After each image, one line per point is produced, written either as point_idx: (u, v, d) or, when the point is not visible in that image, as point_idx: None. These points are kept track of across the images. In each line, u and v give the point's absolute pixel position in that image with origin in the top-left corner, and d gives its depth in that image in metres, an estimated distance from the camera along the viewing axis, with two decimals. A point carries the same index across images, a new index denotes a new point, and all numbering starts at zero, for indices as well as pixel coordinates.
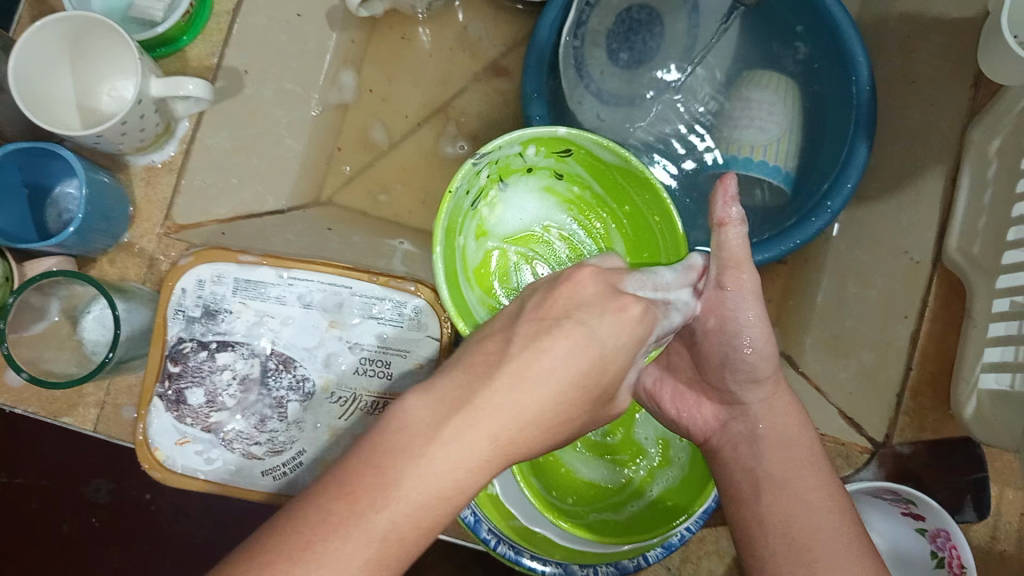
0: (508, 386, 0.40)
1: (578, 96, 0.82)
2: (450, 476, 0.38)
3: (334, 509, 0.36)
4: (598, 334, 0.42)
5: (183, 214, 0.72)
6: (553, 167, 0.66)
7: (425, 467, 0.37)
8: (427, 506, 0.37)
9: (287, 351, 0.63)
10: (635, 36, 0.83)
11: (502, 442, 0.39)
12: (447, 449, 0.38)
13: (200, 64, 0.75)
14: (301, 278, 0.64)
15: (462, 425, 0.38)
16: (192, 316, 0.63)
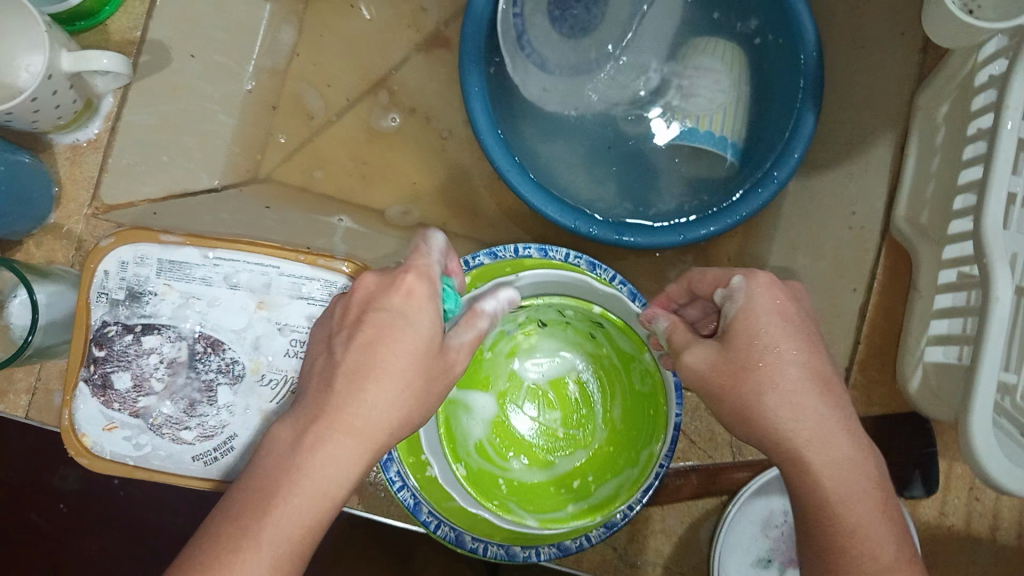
0: (358, 404, 0.43)
1: (520, 68, 0.80)
2: (326, 484, 0.42)
3: (224, 527, 0.41)
4: (411, 319, 0.45)
5: (110, 193, 0.71)
6: (587, 328, 0.66)
7: (309, 475, 0.42)
8: (309, 515, 0.42)
9: (215, 334, 0.62)
10: (577, 3, 0.81)
11: (383, 428, 0.44)
12: (316, 453, 0.42)
13: (123, 38, 0.73)
14: (227, 258, 0.62)
15: (326, 437, 0.42)
16: (115, 299, 0.61)
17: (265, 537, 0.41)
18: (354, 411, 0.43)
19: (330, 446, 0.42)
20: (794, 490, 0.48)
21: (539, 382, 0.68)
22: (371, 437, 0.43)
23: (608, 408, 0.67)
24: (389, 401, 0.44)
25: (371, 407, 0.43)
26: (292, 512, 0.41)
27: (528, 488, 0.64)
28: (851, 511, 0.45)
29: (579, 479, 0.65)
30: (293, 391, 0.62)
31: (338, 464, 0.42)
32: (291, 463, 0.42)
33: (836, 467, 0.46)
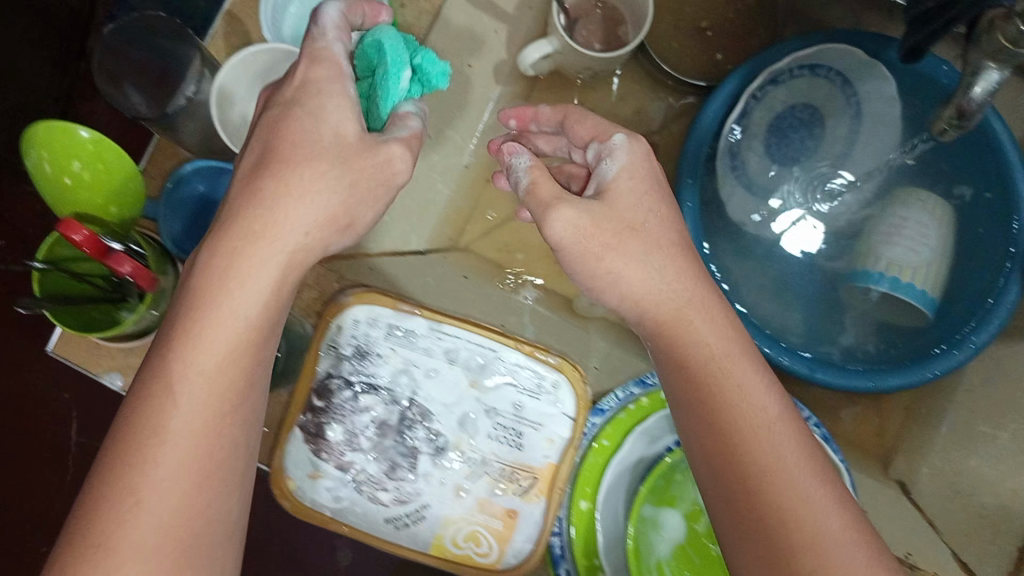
0: (263, 254, 0.47)
1: (729, 188, 0.82)
2: (212, 356, 0.45)
3: (147, 390, 0.44)
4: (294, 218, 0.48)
5: (336, 244, 0.74)
6: None
7: (212, 329, 0.45)
8: (206, 393, 0.45)
9: (426, 404, 0.64)
10: (794, 133, 0.82)
11: (253, 318, 0.47)
12: (244, 297, 0.46)
13: None
14: (451, 333, 0.65)
15: (249, 262, 0.46)
16: (342, 354, 0.64)
17: (186, 405, 0.44)
18: (232, 282, 0.46)
19: (230, 313, 0.46)
20: (735, 481, 0.48)
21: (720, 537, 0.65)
22: (236, 312, 0.46)
23: None
24: (307, 218, 0.48)
25: (286, 228, 0.48)
26: (204, 364, 0.45)
27: None
28: (791, 475, 0.47)
29: None
30: (489, 474, 0.64)
31: (224, 342, 0.46)
32: (187, 305, 0.46)
33: (747, 412, 0.50)
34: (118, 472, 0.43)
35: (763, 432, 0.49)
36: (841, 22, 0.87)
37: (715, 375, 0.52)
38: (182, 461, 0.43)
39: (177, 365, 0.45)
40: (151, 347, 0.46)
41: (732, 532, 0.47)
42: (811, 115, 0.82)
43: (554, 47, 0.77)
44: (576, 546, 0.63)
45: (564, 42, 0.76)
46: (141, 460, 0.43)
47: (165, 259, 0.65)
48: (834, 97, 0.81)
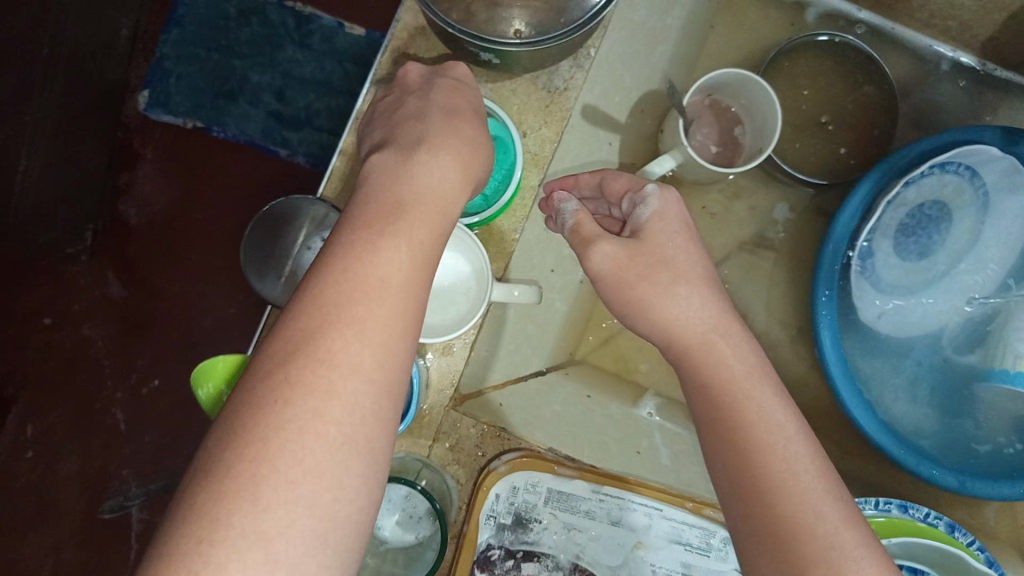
0: (378, 255, 0.47)
1: (862, 291, 0.81)
2: (358, 346, 0.43)
3: (272, 362, 0.42)
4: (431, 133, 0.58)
5: (468, 382, 0.72)
6: None
7: (331, 345, 0.43)
8: (367, 356, 0.44)
9: (592, 569, 0.61)
10: (924, 232, 0.80)
11: (392, 310, 0.46)
12: (383, 252, 0.47)
13: (505, 237, 0.71)
14: (612, 495, 0.62)
15: (389, 241, 0.48)
16: (502, 523, 0.61)
17: (312, 396, 0.41)
18: (365, 256, 0.46)
19: (376, 279, 0.46)
20: (734, 467, 0.47)
21: None
22: (389, 276, 0.47)
23: None
24: (401, 251, 0.48)
25: (367, 282, 0.46)
26: (334, 408, 0.41)
27: None
28: (821, 522, 0.44)
29: None
30: None
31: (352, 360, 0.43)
32: (308, 330, 0.43)
33: (779, 475, 0.45)
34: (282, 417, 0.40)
35: (809, 494, 0.45)
36: (960, 113, 0.84)
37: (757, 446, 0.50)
38: (309, 451, 0.40)
39: (320, 313, 0.44)
40: (263, 358, 0.43)
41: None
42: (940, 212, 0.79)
43: (676, 162, 0.74)
44: None
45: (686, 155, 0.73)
46: (281, 427, 0.40)
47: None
48: (960, 190, 0.78)
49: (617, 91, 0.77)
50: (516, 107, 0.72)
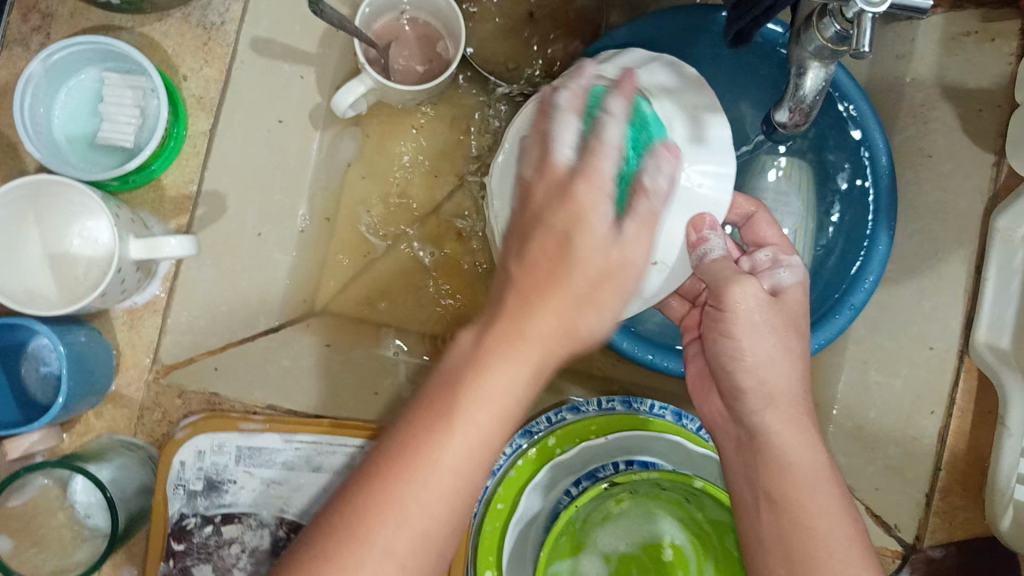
0: (541, 324, 0.45)
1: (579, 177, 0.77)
2: (468, 449, 0.43)
3: (382, 489, 0.42)
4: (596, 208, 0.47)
5: (170, 354, 0.67)
6: (683, 497, 0.62)
7: (470, 410, 0.43)
8: (463, 464, 0.43)
9: (298, 520, 0.59)
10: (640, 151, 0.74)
11: (509, 400, 0.44)
12: (509, 361, 0.44)
13: (178, 193, 0.68)
14: (308, 441, 0.59)
15: (503, 356, 0.44)
16: (193, 490, 0.58)
17: (439, 459, 0.43)
18: (521, 332, 0.44)
19: (481, 401, 0.43)
20: (776, 489, 0.55)
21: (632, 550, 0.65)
22: (546, 344, 0.45)
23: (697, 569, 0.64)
24: (552, 319, 0.45)
25: (433, 485, 0.42)
26: (417, 505, 0.42)
27: None
28: (818, 522, 0.53)
29: None
30: None
31: (492, 410, 0.44)
32: (365, 514, 0.42)
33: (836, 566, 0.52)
34: (354, 551, 0.41)
35: (817, 515, 0.53)
36: None
37: (768, 445, 0.57)
38: (411, 515, 0.42)
39: (420, 451, 0.43)
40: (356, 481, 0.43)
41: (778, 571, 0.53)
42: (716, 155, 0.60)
43: (367, 86, 0.71)
44: None
45: (376, 79, 0.70)
46: (401, 501, 0.42)
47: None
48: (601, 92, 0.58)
49: (294, 19, 0.72)
50: (171, 50, 0.69)
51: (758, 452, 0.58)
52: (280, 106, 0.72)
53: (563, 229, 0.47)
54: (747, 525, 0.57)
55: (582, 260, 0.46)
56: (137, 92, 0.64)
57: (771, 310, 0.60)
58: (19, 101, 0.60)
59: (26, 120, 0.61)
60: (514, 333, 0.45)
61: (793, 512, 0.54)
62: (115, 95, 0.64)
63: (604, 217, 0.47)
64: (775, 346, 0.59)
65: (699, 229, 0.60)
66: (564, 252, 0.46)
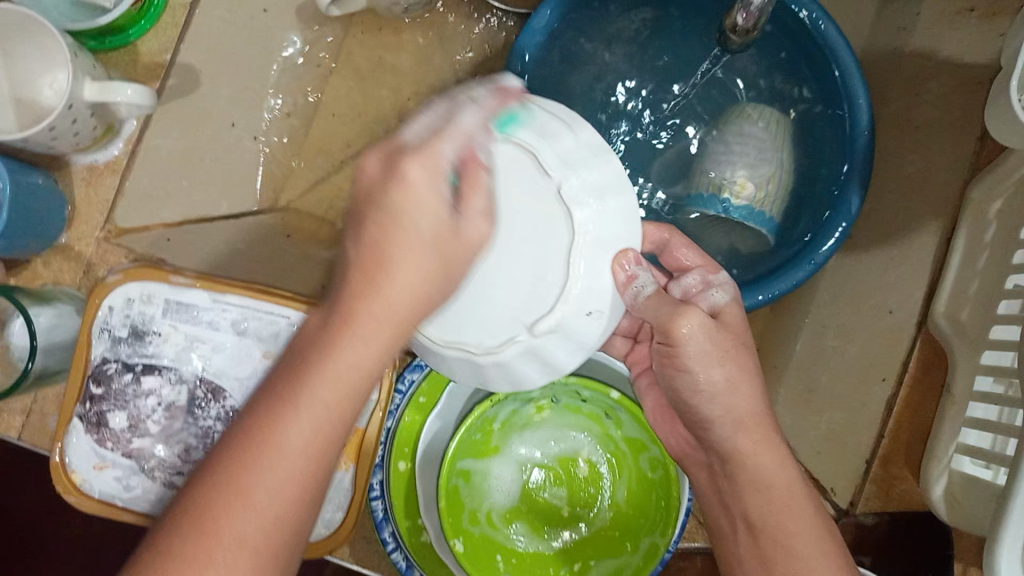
0: (392, 285, 0.36)
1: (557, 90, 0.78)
2: (320, 423, 0.36)
3: (207, 490, 0.34)
4: (421, 208, 0.37)
5: (125, 217, 0.68)
6: (604, 409, 0.64)
7: (307, 396, 0.35)
8: (306, 445, 0.35)
9: (217, 380, 0.60)
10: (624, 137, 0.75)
11: (386, 333, 0.37)
12: (395, 285, 0.36)
13: (152, 61, 0.69)
14: (236, 304, 0.60)
15: (357, 336, 0.36)
16: (118, 336, 0.60)
17: (266, 466, 0.35)
18: (369, 295, 0.36)
19: (329, 375, 0.35)
20: (745, 503, 0.51)
21: (542, 459, 0.66)
22: (401, 315, 0.37)
23: (604, 486, 0.65)
24: (423, 270, 0.37)
25: (264, 490, 0.34)
26: (257, 510, 0.34)
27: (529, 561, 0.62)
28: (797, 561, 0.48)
29: (579, 560, 0.63)
30: None
31: (325, 396, 0.35)
32: (192, 515, 0.34)
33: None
34: (173, 572, 0.33)
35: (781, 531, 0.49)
36: None
37: (741, 472, 0.51)
38: (254, 512, 0.34)
39: (260, 430, 0.35)
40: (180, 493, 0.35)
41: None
42: (577, 177, 0.46)
43: None
44: (398, 507, 0.63)
45: None
46: (239, 490, 0.34)
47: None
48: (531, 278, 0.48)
49: None
50: None
51: (732, 476, 0.52)
52: None
53: (375, 268, 0.36)
54: (730, 565, 0.52)
55: (394, 227, 0.37)
56: None
57: (717, 334, 0.52)
58: None
59: None
60: (370, 261, 0.36)
61: (775, 539, 0.49)
62: None
63: (440, 189, 0.37)
64: (722, 378, 0.52)
65: (626, 265, 0.48)
66: (378, 252, 0.36)
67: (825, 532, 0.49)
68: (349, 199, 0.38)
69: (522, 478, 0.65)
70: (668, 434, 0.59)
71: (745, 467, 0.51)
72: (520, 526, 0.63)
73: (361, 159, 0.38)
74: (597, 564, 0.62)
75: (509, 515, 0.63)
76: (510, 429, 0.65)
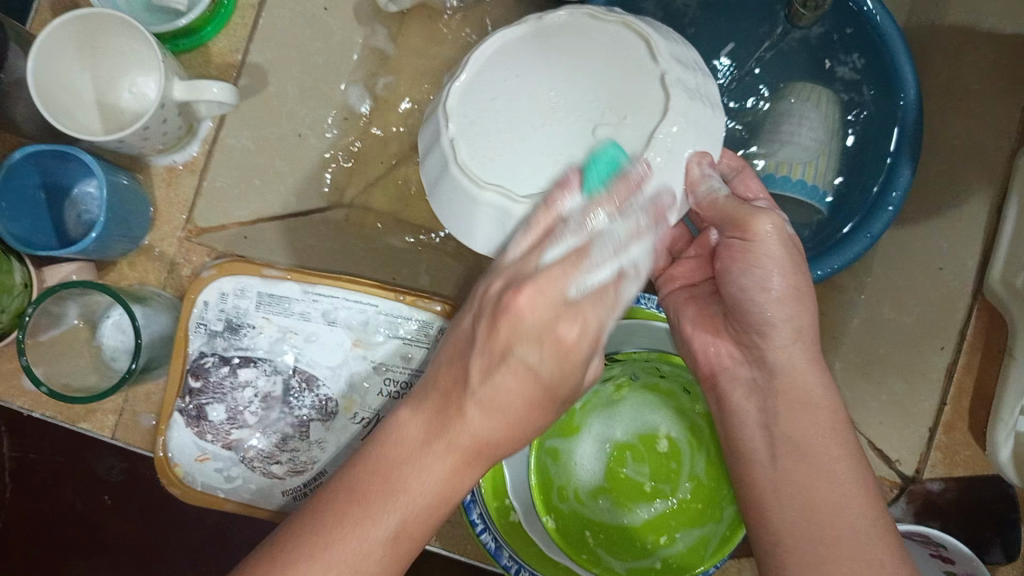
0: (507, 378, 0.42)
1: None
2: (421, 501, 0.42)
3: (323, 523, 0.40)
4: (534, 351, 0.42)
5: (203, 217, 0.71)
6: (680, 383, 0.65)
7: (408, 490, 0.41)
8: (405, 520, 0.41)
9: (310, 369, 0.62)
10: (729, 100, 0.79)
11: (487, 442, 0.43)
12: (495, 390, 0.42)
13: (225, 62, 0.73)
14: (325, 294, 0.62)
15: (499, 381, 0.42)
16: (213, 330, 0.62)
17: (360, 536, 0.40)
18: (476, 411, 0.42)
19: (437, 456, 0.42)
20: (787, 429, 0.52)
21: (623, 437, 0.67)
22: (524, 407, 0.43)
23: (686, 462, 0.65)
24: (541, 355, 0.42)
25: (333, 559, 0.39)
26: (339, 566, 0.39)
27: (617, 536, 0.63)
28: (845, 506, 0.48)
29: (666, 534, 0.62)
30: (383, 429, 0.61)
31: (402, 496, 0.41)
32: (317, 542, 0.40)
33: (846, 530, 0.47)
34: None
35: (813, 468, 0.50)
36: None
37: (787, 385, 0.53)
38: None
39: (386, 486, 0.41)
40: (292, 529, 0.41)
41: (805, 542, 0.48)
42: (675, 69, 0.55)
43: None
44: (486, 490, 0.64)
45: None
46: (332, 545, 0.40)
47: (9, 256, 0.63)
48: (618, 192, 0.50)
49: None
50: None
51: (775, 389, 0.54)
52: None
53: (512, 337, 0.42)
54: (755, 476, 0.52)
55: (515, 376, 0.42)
56: None
57: (790, 244, 0.54)
58: None
59: None
60: (499, 371, 0.42)
61: (814, 460, 0.50)
62: None
63: (557, 291, 0.42)
64: (788, 287, 0.53)
65: (702, 163, 0.55)
66: (500, 362, 0.42)
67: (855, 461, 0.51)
68: (492, 298, 0.43)
69: (605, 457, 0.66)
70: (709, 344, 0.59)
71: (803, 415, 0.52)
72: (605, 503, 0.65)
73: (519, 298, 0.42)
74: (684, 536, 0.62)
75: (593, 492, 0.65)
76: (591, 409, 0.67)
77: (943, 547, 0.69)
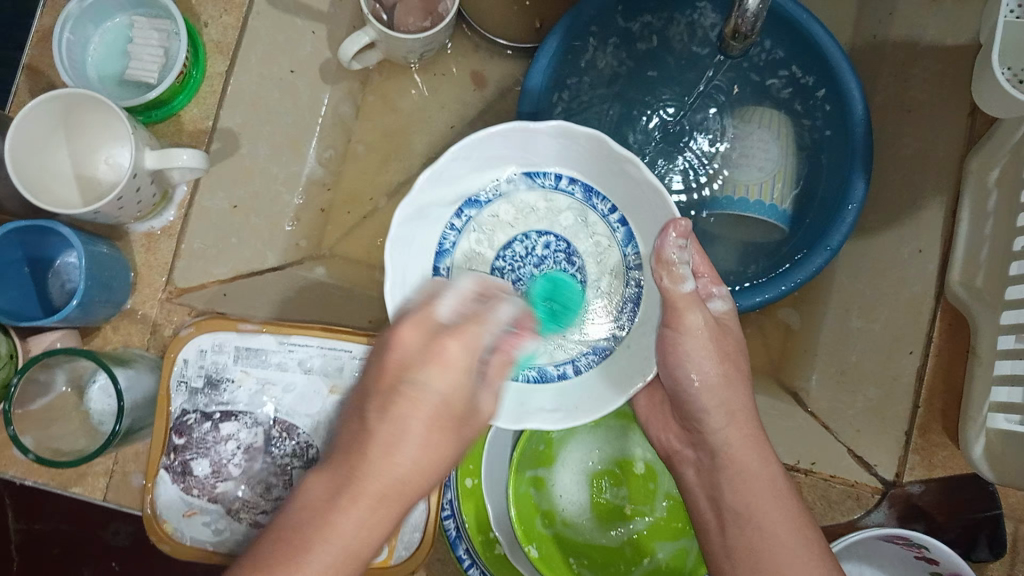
0: (387, 471, 0.42)
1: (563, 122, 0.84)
2: (335, 566, 0.40)
3: None
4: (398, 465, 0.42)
5: (184, 277, 0.73)
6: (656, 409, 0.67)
7: (301, 568, 0.40)
8: None
9: (290, 419, 0.65)
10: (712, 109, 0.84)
11: (335, 573, 0.40)
12: (343, 520, 0.41)
13: (195, 128, 0.75)
14: (300, 344, 0.65)
15: (352, 499, 0.41)
16: (195, 387, 0.65)
17: (320, 550, 0.40)
18: (294, 571, 0.40)
19: (295, 573, 0.39)
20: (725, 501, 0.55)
21: (596, 461, 0.70)
22: (365, 544, 0.41)
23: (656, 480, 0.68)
24: (416, 456, 0.42)
25: None
26: None
27: (600, 557, 0.65)
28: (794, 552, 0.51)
29: (644, 554, 0.66)
30: None
31: (332, 554, 0.40)
32: None
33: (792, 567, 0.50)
34: None
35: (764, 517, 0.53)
36: None
37: (727, 462, 0.56)
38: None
39: None
40: None
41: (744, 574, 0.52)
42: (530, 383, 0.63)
43: (370, 38, 0.74)
44: (471, 524, 0.65)
45: (378, 30, 0.73)
46: None
47: None
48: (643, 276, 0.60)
49: None
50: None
51: (718, 467, 0.57)
52: (292, 55, 0.79)
53: (389, 439, 0.42)
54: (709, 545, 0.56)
55: (432, 305, 0.46)
56: (161, 35, 0.74)
57: (720, 337, 0.58)
58: (59, 40, 0.69)
59: (64, 53, 0.70)
60: (319, 523, 0.40)
61: (755, 525, 0.53)
62: (142, 36, 0.74)
63: (473, 373, 0.45)
64: (716, 375, 0.57)
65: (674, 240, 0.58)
66: (291, 549, 0.40)
67: (807, 524, 0.52)
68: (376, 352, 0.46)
69: (584, 479, 0.68)
70: (659, 433, 0.64)
71: (743, 476, 0.55)
72: (585, 526, 0.67)
73: (401, 330, 0.46)
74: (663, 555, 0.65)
75: (573, 520, 0.67)
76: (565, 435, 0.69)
77: (926, 549, 0.69)
